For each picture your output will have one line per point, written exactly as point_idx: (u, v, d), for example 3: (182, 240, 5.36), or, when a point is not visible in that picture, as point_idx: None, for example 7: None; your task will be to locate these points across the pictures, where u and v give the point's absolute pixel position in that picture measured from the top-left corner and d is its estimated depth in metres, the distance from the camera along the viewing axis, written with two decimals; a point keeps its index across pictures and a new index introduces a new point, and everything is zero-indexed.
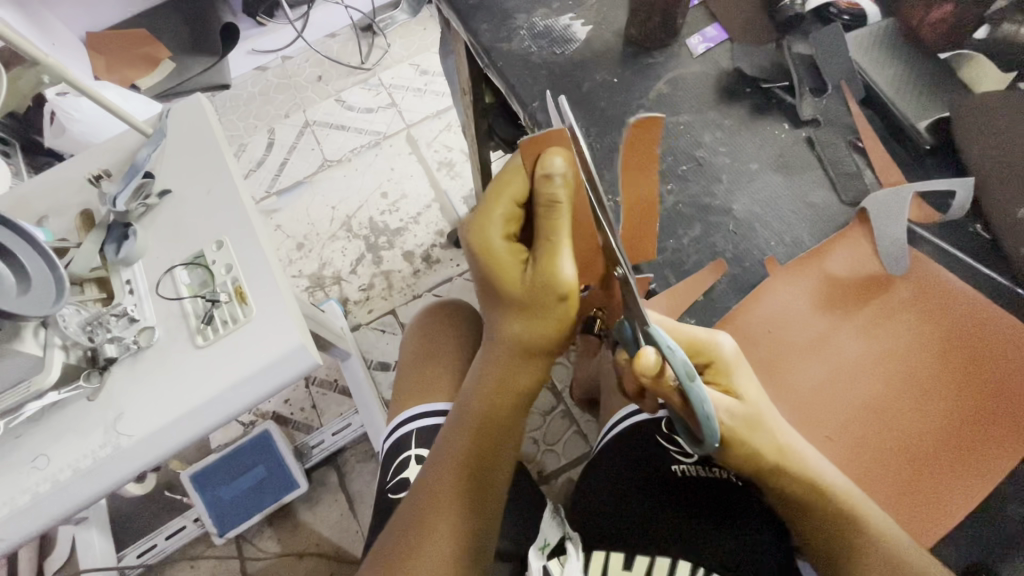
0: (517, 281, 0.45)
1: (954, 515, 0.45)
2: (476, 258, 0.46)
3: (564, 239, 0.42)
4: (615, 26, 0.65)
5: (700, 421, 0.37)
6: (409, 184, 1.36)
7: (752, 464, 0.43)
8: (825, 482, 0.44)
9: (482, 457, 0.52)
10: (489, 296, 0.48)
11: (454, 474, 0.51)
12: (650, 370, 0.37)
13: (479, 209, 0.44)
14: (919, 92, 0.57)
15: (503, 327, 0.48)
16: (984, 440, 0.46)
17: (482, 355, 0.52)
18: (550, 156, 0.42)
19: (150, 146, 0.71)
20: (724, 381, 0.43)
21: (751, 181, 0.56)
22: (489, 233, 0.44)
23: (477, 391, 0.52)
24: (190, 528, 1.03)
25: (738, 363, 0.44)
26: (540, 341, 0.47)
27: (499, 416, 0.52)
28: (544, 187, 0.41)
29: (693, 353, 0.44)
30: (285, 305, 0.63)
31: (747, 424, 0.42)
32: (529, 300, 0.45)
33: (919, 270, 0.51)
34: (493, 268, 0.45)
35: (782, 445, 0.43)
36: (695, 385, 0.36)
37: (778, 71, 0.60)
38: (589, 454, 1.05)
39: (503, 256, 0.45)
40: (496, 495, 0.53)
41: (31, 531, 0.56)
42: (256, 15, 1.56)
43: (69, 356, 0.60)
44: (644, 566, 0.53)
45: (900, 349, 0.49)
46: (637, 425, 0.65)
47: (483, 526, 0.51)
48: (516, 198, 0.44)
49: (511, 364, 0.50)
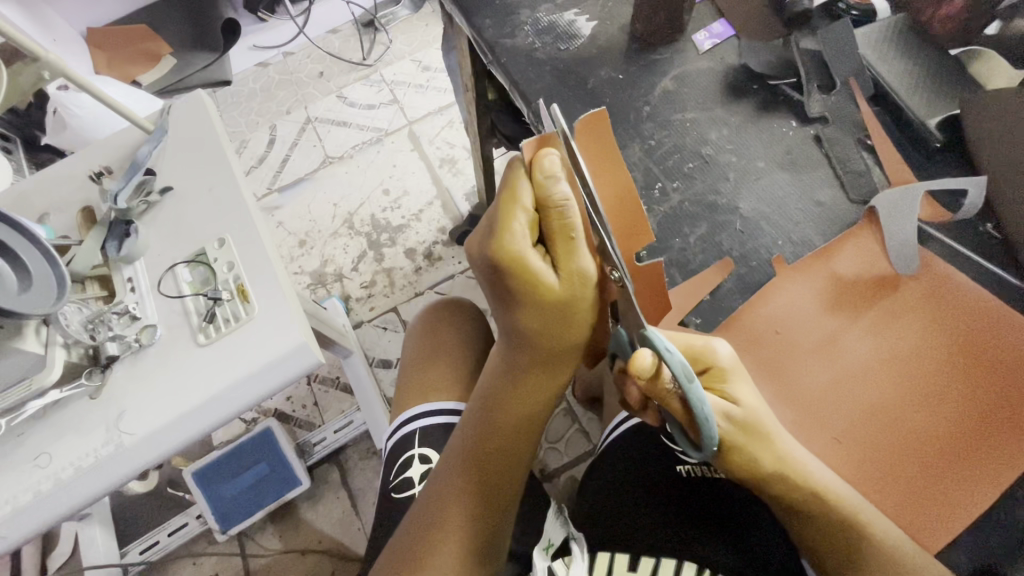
0: (552, 287, 0.42)
1: (957, 520, 0.45)
2: (501, 273, 0.42)
3: (582, 234, 0.41)
4: (621, 22, 0.64)
5: (700, 422, 0.37)
6: (411, 180, 1.36)
7: (753, 472, 0.42)
8: (828, 486, 0.43)
9: (494, 459, 0.52)
10: (510, 307, 0.45)
11: (462, 476, 0.52)
12: (646, 372, 0.36)
13: (497, 226, 0.41)
14: (931, 88, 0.56)
15: (526, 331, 0.46)
16: (991, 446, 0.45)
17: (499, 356, 0.52)
18: (543, 157, 0.40)
19: (150, 143, 0.71)
20: (722, 389, 0.42)
21: (758, 180, 0.56)
22: (515, 245, 0.41)
23: (492, 391, 0.53)
24: (193, 524, 1.03)
25: (736, 371, 0.43)
26: (571, 339, 0.46)
27: (515, 418, 0.52)
28: (550, 192, 0.39)
29: (692, 360, 0.43)
30: (286, 304, 0.62)
31: (747, 432, 0.41)
32: (564, 304, 0.43)
33: (929, 271, 0.50)
34: (524, 280, 0.42)
35: (782, 452, 0.42)
36: (693, 387, 0.36)
37: (785, 66, 0.60)
38: (592, 453, 1.05)
39: (534, 265, 0.41)
40: (507, 501, 0.53)
41: (33, 528, 0.56)
42: (257, 11, 1.57)
43: (70, 354, 0.59)
44: (649, 567, 0.53)
45: (908, 351, 0.48)
46: (641, 426, 0.65)
47: (491, 531, 0.50)
48: (531, 207, 0.41)
49: (524, 367, 0.50)
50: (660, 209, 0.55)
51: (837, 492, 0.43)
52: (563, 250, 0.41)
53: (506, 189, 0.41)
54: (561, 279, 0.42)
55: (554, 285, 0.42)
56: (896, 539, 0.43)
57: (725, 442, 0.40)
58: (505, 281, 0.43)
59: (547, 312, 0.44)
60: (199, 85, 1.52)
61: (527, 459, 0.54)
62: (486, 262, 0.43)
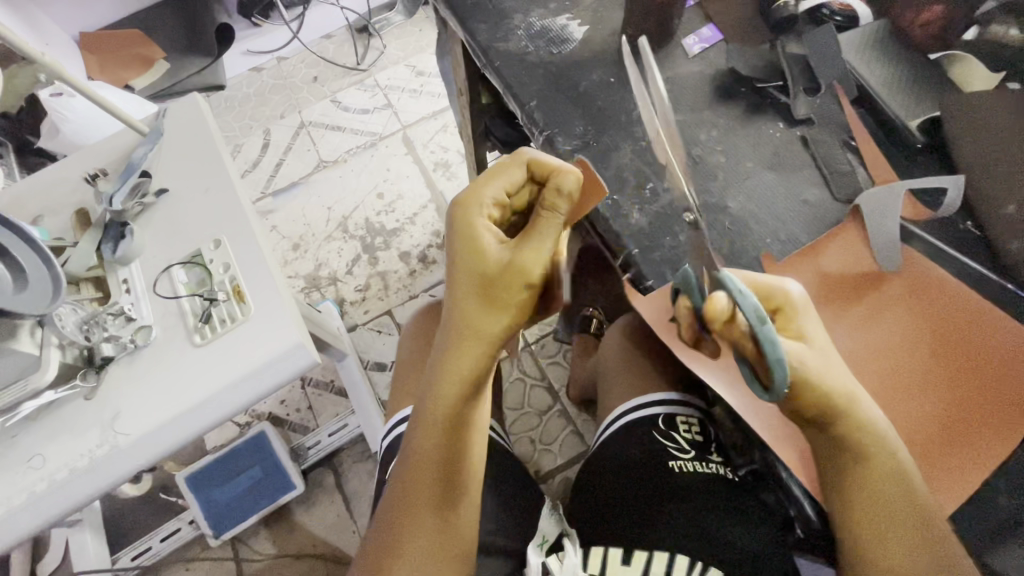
0: (487, 260, 0.46)
1: (958, 500, 0.45)
2: (454, 231, 0.48)
3: (551, 240, 0.45)
4: (612, 26, 0.66)
5: (770, 361, 0.40)
6: (406, 184, 1.37)
7: (823, 406, 0.43)
8: (868, 426, 0.45)
9: (452, 456, 0.49)
10: (452, 270, 0.48)
11: (423, 473, 0.49)
12: (720, 314, 0.42)
13: (474, 184, 0.49)
14: (912, 92, 0.57)
15: (461, 314, 0.47)
16: (982, 429, 0.46)
17: (440, 350, 0.48)
18: (568, 172, 0.47)
19: (146, 145, 0.72)
20: (793, 326, 0.46)
21: (747, 180, 0.57)
22: (474, 203, 0.48)
23: (434, 389, 0.48)
24: (185, 530, 1.02)
25: (805, 309, 0.47)
26: (494, 331, 0.46)
27: (456, 414, 0.48)
28: (551, 194, 0.46)
29: (763, 298, 0.47)
30: (282, 305, 0.63)
31: (819, 366, 0.43)
32: (491, 279, 0.46)
33: (912, 267, 0.51)
34: (470, 240, 0.47)
35: (853, 393, 0.44)
36: (765, 327, 0.40)
37: (772, 71, 0.61)
38: (586, 453, 1.06)
39: (482, 236, 0.47)
40: (468, 494, 0.51)
41: (26, 531, 0.56)
42: (251, 15, 1.59)
43: (65, 355, 0.59)
44: (642, 562, 0.53)
45: (896, 341, 0.49)
46: (634, 422, 0.68)
47: (457, 518, 0.50)
48: (506, 189, 0.49)
49: (460, 354, 0.47)
50: (652, 208, 0.56)
51: (875, 435, 0.45)
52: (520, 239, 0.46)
53: (511, 170, 0.49)
54: (499, 257, 0.46)
55: (492, 259, 0.46)
56: (908, 508, 0.44)
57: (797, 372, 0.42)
58: (456, 236, 0.48)
59: (475, 287, 0.46)
60: (193, 89, 1.52)
61: (480, 449, 0.52)
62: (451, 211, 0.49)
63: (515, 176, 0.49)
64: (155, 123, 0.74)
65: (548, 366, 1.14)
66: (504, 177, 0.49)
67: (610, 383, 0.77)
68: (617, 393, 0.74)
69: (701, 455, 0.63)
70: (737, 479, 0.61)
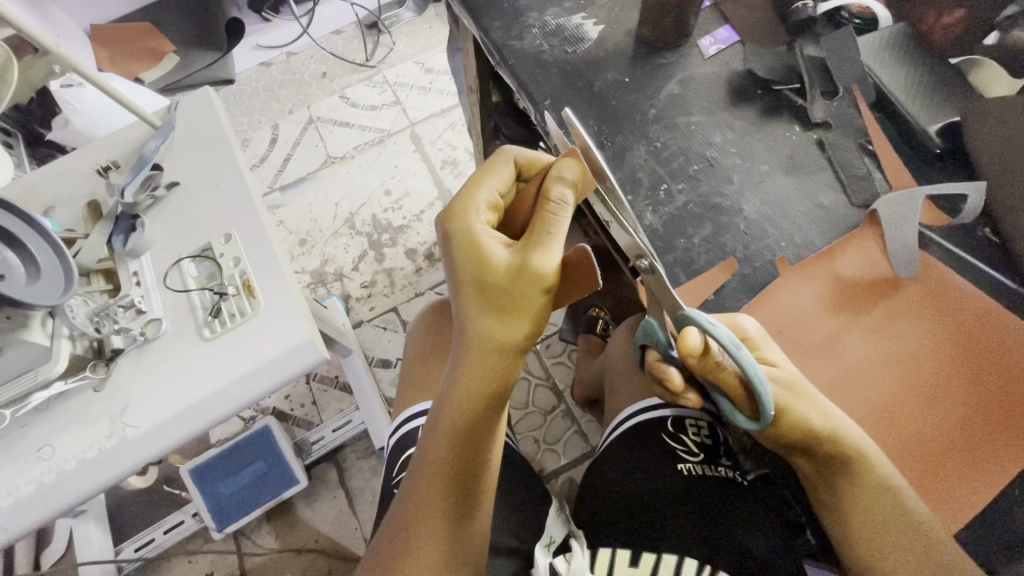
0: (498, 267, 0.45)
1: (967, 507, 0.47)
2: (454, 241, 0.47)
3: (560, 236, 0.45)
4: (627, 26, 0.65)
5: (755, 382, 0.42)
6: (413, 182, 1.36)
7: (804, 433, 0.44)
8: (852, 439, 0.45)
9: (467, 465, 0.48)
10: (457, 282, 0.47)
11: (436, 481, 0.48)
12: (696, 349, 0.41)
13: (465, 189, 0.49)
14: (933, 97, 0.57)
15: (479, 328, 0.46)
16: (990, 441, 0.47)
17: (454, 363, 0.48)
18: (564, 163, 0.47)
19: (158, 139, 0.71)
20: (758, 354, 0.47)
21: (762, 182, 0.57)
22: (468, 210, 0.47)
23: (449, 400, 0.48)
24: (189, 522, 1.01)
25: (763, 339, 0.48)
26: (514, 339, 0.45)
27: (472, 424, 0.48)
28: (553, 188, 0.46)
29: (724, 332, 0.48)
30: (291, 302, 0.63)
31: (785, 382, 0.44)
32: (505, 288, 0.45)
33: (929, 273, 0.51)
34: (473, 250, 0.46)
35: (830, 414, 0.45)
36: (739, 351, 0.42)
37: (789, 72, 0.61)
38: (590, 454, 1.05)
39: (484, 240, 0.46)
40: (482, 504, 0.50)
41: (32, 522, 0.56)
42: (262, 10, 1.59)
43: (75, 347, 0.59)
44: (651, 564, 0.51)
45: (910, 350, 0.50)
46: (642, 423, 0.68)
47: (470, 529, 0.49)
48: (497, 191, 0.50)
49: (480, 368, 0.46)
50: (665, 210, 0.56)
51: (861, 450, 0.45)
52: (527, 240, 0.45)
53: (498, 170, 0.50)
54: (511, 262, 0.45)
55: (502, 266, 0.45)
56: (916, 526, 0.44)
57: (780, 401, 0.43)
58: (455, 248, 0.47)
59: (489, 297, 0.45)
60: (205, 83, 1.52)
61: (496, 458, 0.51)
62: (442, 224, 0.48)
63: (504, 175, 0.50)
64: (167, 116, 0.74)
65: (552, 367, 1.14)
66: (494, 179, 0.50)
67: (621, 385, 0.77)
68: (627, 395, 0.74)
69: (709, 459, 0.63)
70: (745, 482, 0.62)
